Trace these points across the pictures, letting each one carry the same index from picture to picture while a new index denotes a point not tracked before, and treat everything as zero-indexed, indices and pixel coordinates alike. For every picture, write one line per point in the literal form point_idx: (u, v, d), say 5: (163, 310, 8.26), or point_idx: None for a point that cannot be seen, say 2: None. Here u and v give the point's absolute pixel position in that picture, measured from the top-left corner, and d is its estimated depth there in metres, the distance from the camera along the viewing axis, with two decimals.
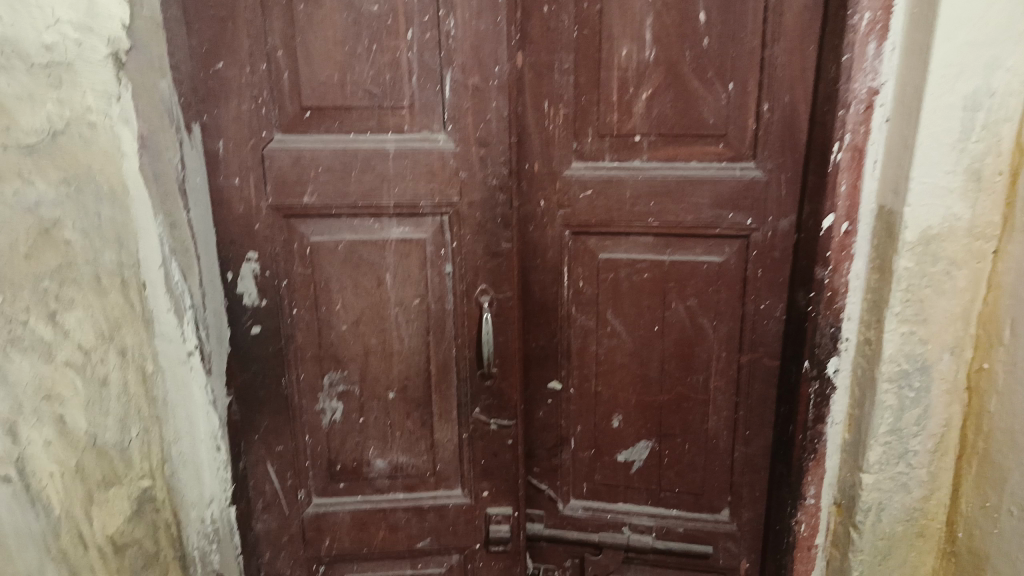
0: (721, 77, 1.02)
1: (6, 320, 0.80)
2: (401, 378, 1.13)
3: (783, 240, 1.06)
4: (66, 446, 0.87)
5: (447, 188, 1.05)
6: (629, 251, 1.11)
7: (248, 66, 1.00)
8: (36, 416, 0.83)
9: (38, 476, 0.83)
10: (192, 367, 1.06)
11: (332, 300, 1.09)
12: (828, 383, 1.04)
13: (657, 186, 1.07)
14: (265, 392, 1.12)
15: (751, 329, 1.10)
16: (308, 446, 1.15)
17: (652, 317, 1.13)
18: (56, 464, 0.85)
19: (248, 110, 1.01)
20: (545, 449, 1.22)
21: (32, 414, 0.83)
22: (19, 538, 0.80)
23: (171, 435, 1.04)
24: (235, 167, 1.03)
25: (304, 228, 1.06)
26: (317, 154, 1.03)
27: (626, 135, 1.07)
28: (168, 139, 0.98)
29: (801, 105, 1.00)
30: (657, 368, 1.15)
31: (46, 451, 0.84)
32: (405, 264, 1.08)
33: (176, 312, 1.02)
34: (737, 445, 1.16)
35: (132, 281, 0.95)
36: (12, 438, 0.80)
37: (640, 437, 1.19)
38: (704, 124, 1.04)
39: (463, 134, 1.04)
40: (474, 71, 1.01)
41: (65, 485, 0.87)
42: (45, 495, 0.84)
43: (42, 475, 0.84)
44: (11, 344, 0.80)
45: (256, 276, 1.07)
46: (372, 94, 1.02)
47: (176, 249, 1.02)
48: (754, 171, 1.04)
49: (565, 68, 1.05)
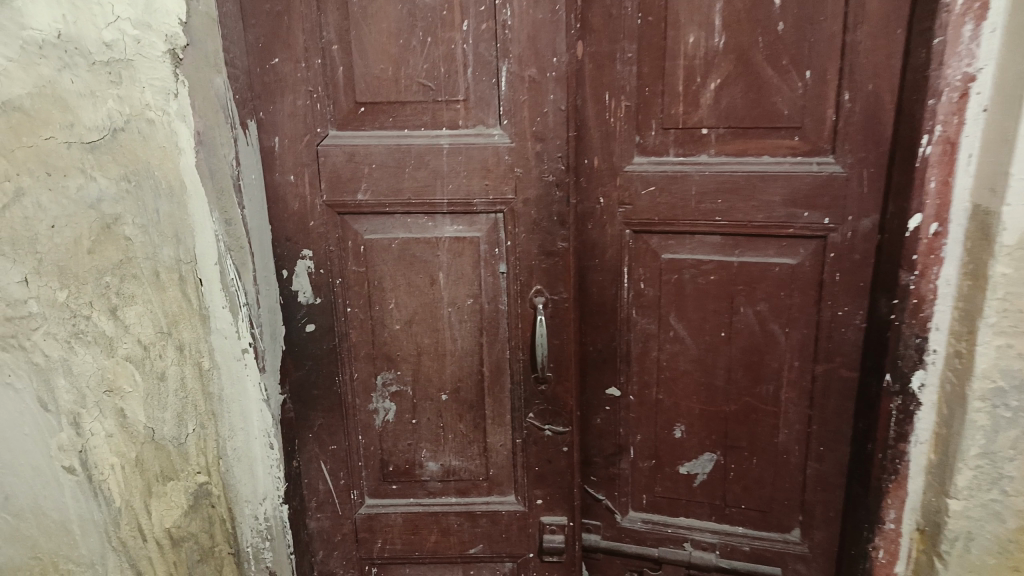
0: (797, 65, 0.94)
1: (70, 313, 0.89)
2: (454, 380, 1.10)
3: (864, 242, 0.97)
4: (125, 437, 0.95)
5: (502, 185, 1.02)
6: (695, 252, 1.05)
7: (303, 61, 0.99)
8: (98, 408, 0.93)
9: (98, 465, 0.94)
10: (246, 365, 1.02)
11: (385, 298, 1.07)
12: (913, 399, 0.95)
13: (725, 183, 1.00)
14: (319, 391, 1.10)
15: (827, 337, 1.02)
16: (360, 445, 1.13)
17: (718, 322, 1.06)
18: (116, 454, 0.95)
19: (303, 105, 1.00)
20: (603, 457, 1.17)
21: (95, 406, 0.92)
22: (80, 521, 0.95)
23: (226, 431, 1.03)
24: (290, 163, 1.02)
25: (359, 226, 1.05)
26: (370, 149, 1.01)
27: (692, 129, 1.01)
28: (222, 134, 0.96)
29: (887, 94, 0.92)
30: (723, 376, 1.08)
31: (107, 441, 0.94)
32: (459, 262, 1.05)
33: (230, 309, 0.99)
34: (810, 460, 1.08)
35: (188, 277, 0.95)
36: (75, 429, 0.92)
37: (704, 449, 1.12)
38: (778, 117, 0.97)
39: (519, 129, 1.00)
40: (532, 62, 0.97)
41: (122, 472, 0.95)
42: (104, 479, 0.94)
43: (103, 465, 0.94)
44: (75, 337, 0.90)
45: (310, 274, 1.06)
46: (426, 88, 0.99)
47: (232, 247, 0.98)
48: (832, 166, 0.96)
49: (628, 57, 1.00)
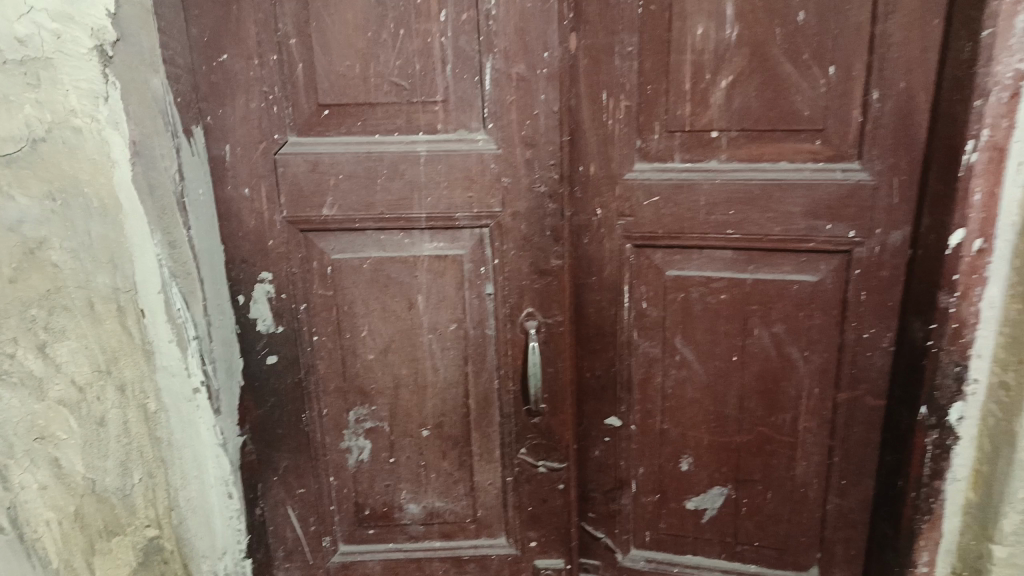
0: (820, 60, 0.83)
1: None
2: (436, 414, 0.99)
3: (893, 257, 0.87)
4: (63, 490, 0.74)
5: (488, 197, 0.90)
6: (704, 268, 0.94)
7: (256, 57, 0.85)
8: (30, 458, 0.71)
9: (32, 521, 0.71)
10: (198, 407, 0.90)
11: (357, 325, 0.95)
12: (950, 433, 0.86)
13: (738, 192, 0.89)
14: (284, 429, 0.98)
15: (851, 361, 0.92)
16: (333, 487, 1.01)
17: (729, 345, 0.96)
18: (52, 509, 0.73)
19: (257, 108, 0.87)
20: (602, 493, 1.06)
21: (24, 455, 0.71)
22: None
23: (178, 480, 0.89)
24: (244, 174, 0.89)
25: (325, 244, 0.92)
26: (336, 158, 0.88)
27: (701, 131, 0.89)
28: (162, 143, 0.83)
29: (922, 93, 0.81)
30: (735, 405, 0.98)
31: (41, 495, 0.72)
32: (440, 284, 0.93)
33: (179, 344, 0.87)
34: (830, 495, 0.98)
35: (128, 308, 0.80)
36: (3, 484, 0.68)
37: (714, 482, 1.02)
38: (798, 118, 0.86)
39: (506, 133, 0.88)
40: (520, 58, 0.85)
41: (62, 531, 0.74)
42: (39, 538, 0.72)
43: (36, 519, 0.72)
44: None
45: (271, 299, 0.93)
46: (399, 88, 0.87)
47: (178, 274, 0.86)
48: (858, 173, 0.86)
49: (628, 51, 0.88)
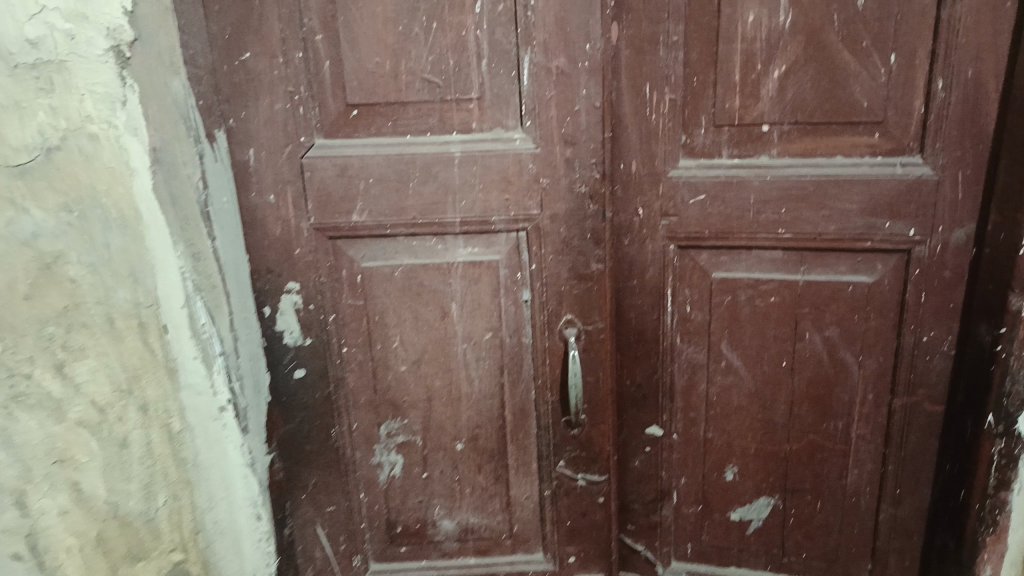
0: (880, 48, 0.78)
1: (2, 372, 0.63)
2: (471, 427, 0.94)
3: (956, 256, 0.83)
4: (83, 513, 0.70)
5: (526, 199, 0.86)
6: (752, 269, 0.89)
7: (280, 55, 0.80)
8: (49, 482, 0.67)
9: (51, 548, 0.68)
10: (225, 425, 0.84)
11: (388, 335, 0.90)
12: (1018, 440, 0.81)
13: (790, 189, 0.84)
14: (312, 445, 0.93)
15: (909, 366, 0.88)
16: (363, 504, 0.97)
17: (779, 350, 0.91)
18: (73, 534, 0.69)
19: (282, 109, 0.82)
20: (642, 504, 1.02)
21: (45, 480, 0.67)
22: None
23: (204, 502, 0.83)
24: (269, 180, 0.84)
25: (354, 252, 0.87)
26: (366, 160, 0.83)
27: (751, 125, 0.84)
28: (185, 150, 0.78)
29: (991, 82, 0.76)
30: (785, 412, 0.93)
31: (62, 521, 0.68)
32: (475, 291, 0.89)
33: (203, 360, 0.81)
34: (884, 504, 0.93)
35: (151, 324, 0.75)
36: (21, 509, 0.65)
37: (760, 492, 0.97)
38: (856, 110, 0.81)
39: (545, 131, 0.83)
40: (560, 51, 0.80)
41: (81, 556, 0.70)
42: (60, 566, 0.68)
43: (59, 546, 0.68)
44: (14, 402, 0.64)
45: (297, 311, 0.89)
46: (432, 85, 0.82)
47: (202, 287, 0.80)
48: (920, 168, 0.81)
49: (673, 41, 0.82)
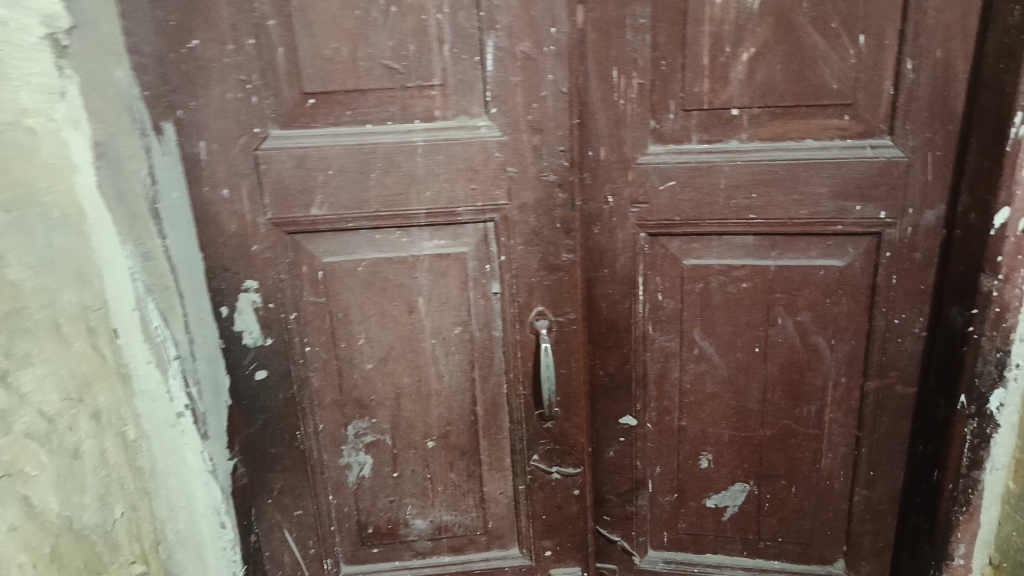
0: (850, 29, 0.77)
1: None
2: (442, 424, 0.92)
3: (927, 239, 0.82)
4: (35, 528, 0.64)
5: (492, 188, 0.83)
6: (724, 255, 0.88)
7: (230, 42, 0.76)
8: None
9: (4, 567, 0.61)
10: (183, 432, 0.81)
11: (353, 333, 0.87)
12: (990, 421, 0.82)
13: (761, 174, 0.83)
14: (277, 449, 0.90)
15: (881, 349, 0.87)
16: (332, 507, 0.94)
17: (752, 336, 0.90)
18: (25, 550, 0.63)
19: (234, 99, 0.78)
20: (617, 495, 1.00)
21: None
22: None
23: (164, 511, 0.79)
24: (222, 173, 0.80)
25: (315, 247, 0.84)
26: (325, 151, 0.80)
27: (721, 109, 0.82)
28: (131, 144, 0.74)
29: (960, 62, 0.76)
30: (758, 398, 0.93)
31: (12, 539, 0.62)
32: (442, 284, 0.86)
33: (157, 364, 0.78)
34: (857, 487, 0.94)
35: (100, 328, 0.71)
36: None
37: (735, 479, 0.97)
38: (826, 92, 0.80)
39: (511, 119, 0.81)
40: (525, 35, 0.78)
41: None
42: None
43: (10, 564, 0.61)
44: None
45: (257, 310, 0.85)
46: (392, 71, 0.78)
47: (154, 288, 0.77)
48: (891, 149, 0.80)
49: (641, 24, 0.80)
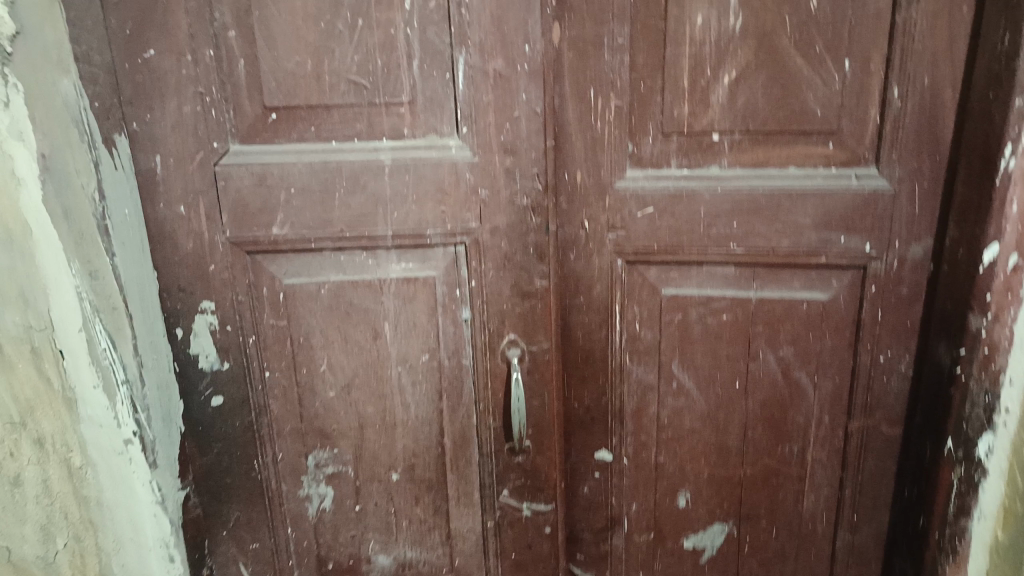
0: (834, 54, 0.74)
1: None
2: (407, 455, 0.88)
3: (913, 273, 0.79)
4: None
5: (463, 211, 0.79)
6: (703, 285, 0.84)
7: (188, 52, 0.73)
8: None
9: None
10: (131, 461, 0.75)
11: (315, 359, 0.83)
12: (978, 467, 0.78)
13: (742, 202, 0.80)
14: (232, 479, 0.86)
15: (866, 386, 0.84)
16: (291, 541, 0.89)
17: (732, 371, 0.87)
18: None
19: (191, 112, 0.75)
20: (592, 534, 0.96)
21: None
22: None
23: (110, 544, 0.76)
24: (178, 190, 0.76)
25: (276, 268, 0.80)
26: (287, 169, 0.77)
27: (700, 134, 0.79)
28: (77, 157, 0.70)
29: (947, 89, 0.73)
30: (739, 435, 0.89)
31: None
32: (410, 310, 0.83)
33: (105, 390, 0.72)
34: (841, 531, 0.90)
35: (44, 350, 0.68)
36: None
37: (715, 519, 0.93)
38: (809, 118, 0.77)
39: (482, 139, 0.77)
40: (497, 52, 0.75)
41: None
42: None
43: None
44: None
45: (213, 333, 0.81)
46: (358, 86, 0.75)
47: (101, 308, 0.72)
48: (875, 179, 0.77)
49: (618, 44, 0.77)
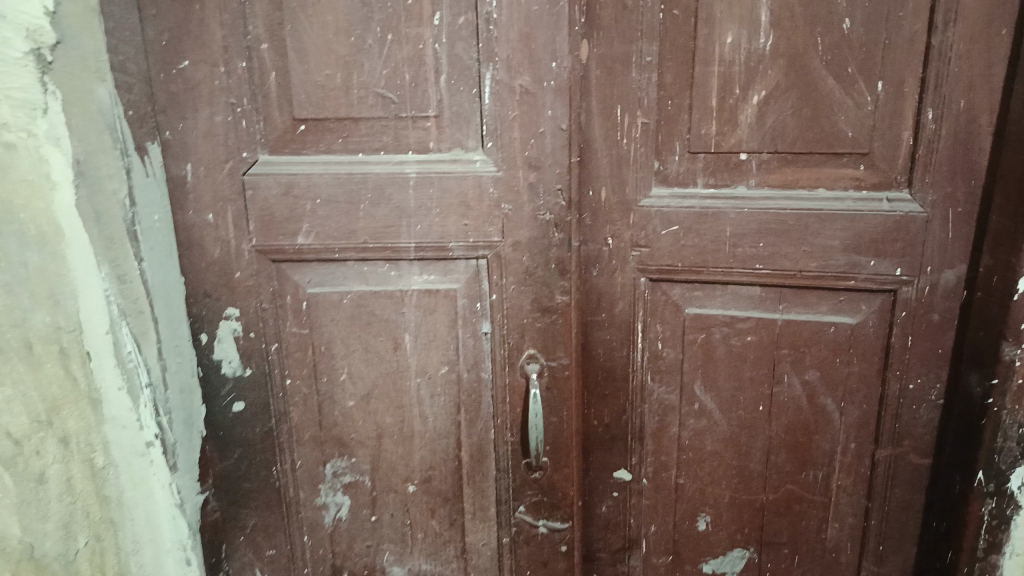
0: (866, 75, 0.73)
1: None
2: (424, 467, 0.88)
3: (945, 299, 0.77)
4: None
5: (486, 225, 0.80)
6: (728, 305, 0.83)
7: (221, 64, 0.74)
8: None
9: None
10: (152, 463, 0.76)
11: (336, 368, 0.84)
12: (1010, 501, 0.76)
13: (770, 223, 0.78)
14: (251, 484, 0.87)
15: (895, 414, 0.82)
16: (307, 548, 0.90)
17: (756, 394, 0.85)
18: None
19: (223, 122, 0.76)
20: (609, 554, 0.95)
21: None
22: None
23: (128, 543, 0.77)
24: (208, 198, 0.78)
25: (300, 277, 0.81)
26: (314, 179, 0.78)
27: (728, 153, 0.78)
28: (111, 163, 0.71)
29: (984, 113, 0.71)
30: (761, 459, 0.87)
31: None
32: (430, 322, 0.83)
33: (129, 392, 0.73)
34: (865, 562, 0.87)
35: (72, 350, 0.69)
36: None
37: (735, 544, 0.91)
38: (840, 139, 0.75)
39: (507, 154, 0.78)
40: (524, 68, 0.75)
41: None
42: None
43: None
44: None
45: (237, 339, 0.82)
46: (386, 100, 0.76)
47: (128, 311, 0.73)
48: (908, 203, 0.75)
49: (647, 61, 0.77)
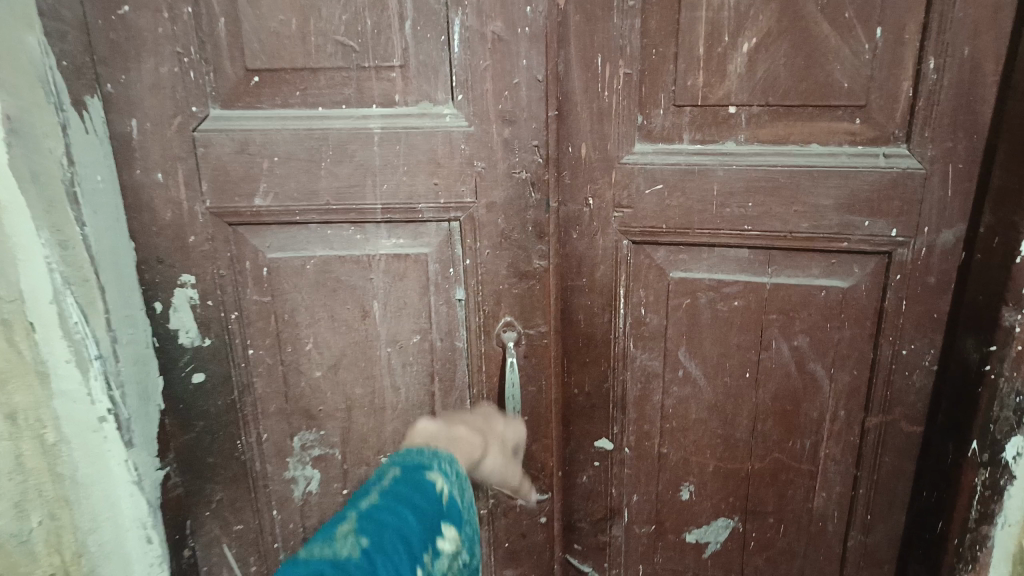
0: (865, 20, 0.68)
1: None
2: (397, 439, 0.84)
3: (942, 261, 0.73)
4: None
5: (457, 184, 0.75)
6: (715, 269, 0.79)
7: (165, 9, 0.68)
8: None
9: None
10: (106, 440, 0.71)
11: (301, 337, 0.79)
12: (1004, 472, 0.72)
13: (759, 180, 0.74)
14: (216, 458, 0.83)
15: (886, 382, 0.78)
16: (276, 523, 0.86)
17: (742, 360, 0.81)
18: None
19: (169, 74, 0.70)
20: (590, 524, 0.92)
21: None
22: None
23: (86, 522, 0.71)
24: (156, 156, 0.73)
25: (260, 241, 0.76)
26: (270, 136, 0.72)
27: (716, 105, 0.73)
28: (45, 120, 0.65)
29: (989, 62, 0.66)
30: (747, 427, 0.84)
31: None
32: (401, 288, 0.78)
33: (78, 365, 0.68)
34: (853, 532, 0.84)
35: (15, 320, 0.64)
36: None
37: (719, 514, 0.88)
38: (834, 90, 0.70)
39: (478, 108, 0.72)
40: (496, 13, 0.69)
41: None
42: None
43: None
44: None
45: (194, 308, 0.77)
46: (347, 49, 0.70)
47: (73, 279, 0.67)
48: (906, 159, 0.71)
49: (629, 6, 0.71)
